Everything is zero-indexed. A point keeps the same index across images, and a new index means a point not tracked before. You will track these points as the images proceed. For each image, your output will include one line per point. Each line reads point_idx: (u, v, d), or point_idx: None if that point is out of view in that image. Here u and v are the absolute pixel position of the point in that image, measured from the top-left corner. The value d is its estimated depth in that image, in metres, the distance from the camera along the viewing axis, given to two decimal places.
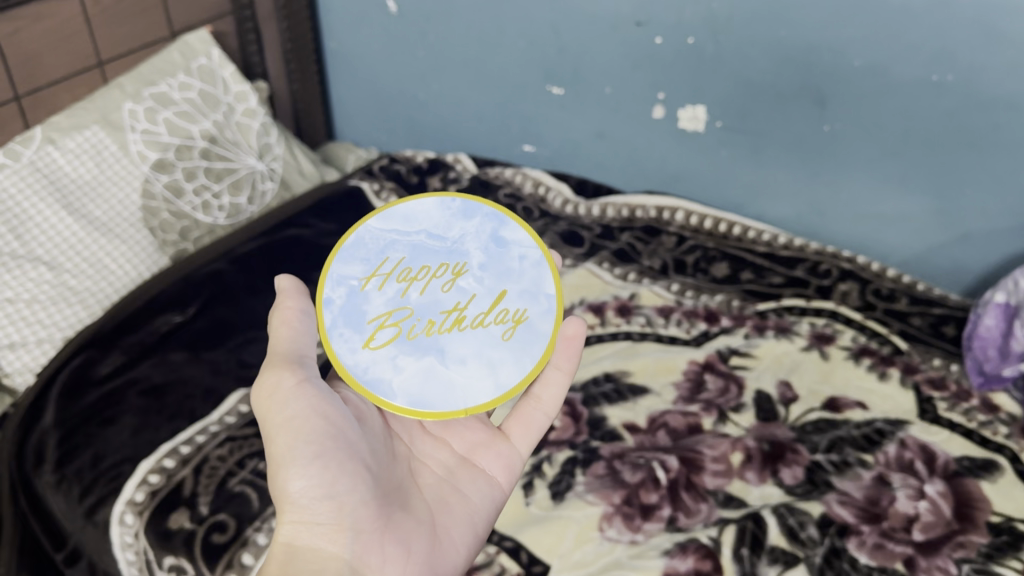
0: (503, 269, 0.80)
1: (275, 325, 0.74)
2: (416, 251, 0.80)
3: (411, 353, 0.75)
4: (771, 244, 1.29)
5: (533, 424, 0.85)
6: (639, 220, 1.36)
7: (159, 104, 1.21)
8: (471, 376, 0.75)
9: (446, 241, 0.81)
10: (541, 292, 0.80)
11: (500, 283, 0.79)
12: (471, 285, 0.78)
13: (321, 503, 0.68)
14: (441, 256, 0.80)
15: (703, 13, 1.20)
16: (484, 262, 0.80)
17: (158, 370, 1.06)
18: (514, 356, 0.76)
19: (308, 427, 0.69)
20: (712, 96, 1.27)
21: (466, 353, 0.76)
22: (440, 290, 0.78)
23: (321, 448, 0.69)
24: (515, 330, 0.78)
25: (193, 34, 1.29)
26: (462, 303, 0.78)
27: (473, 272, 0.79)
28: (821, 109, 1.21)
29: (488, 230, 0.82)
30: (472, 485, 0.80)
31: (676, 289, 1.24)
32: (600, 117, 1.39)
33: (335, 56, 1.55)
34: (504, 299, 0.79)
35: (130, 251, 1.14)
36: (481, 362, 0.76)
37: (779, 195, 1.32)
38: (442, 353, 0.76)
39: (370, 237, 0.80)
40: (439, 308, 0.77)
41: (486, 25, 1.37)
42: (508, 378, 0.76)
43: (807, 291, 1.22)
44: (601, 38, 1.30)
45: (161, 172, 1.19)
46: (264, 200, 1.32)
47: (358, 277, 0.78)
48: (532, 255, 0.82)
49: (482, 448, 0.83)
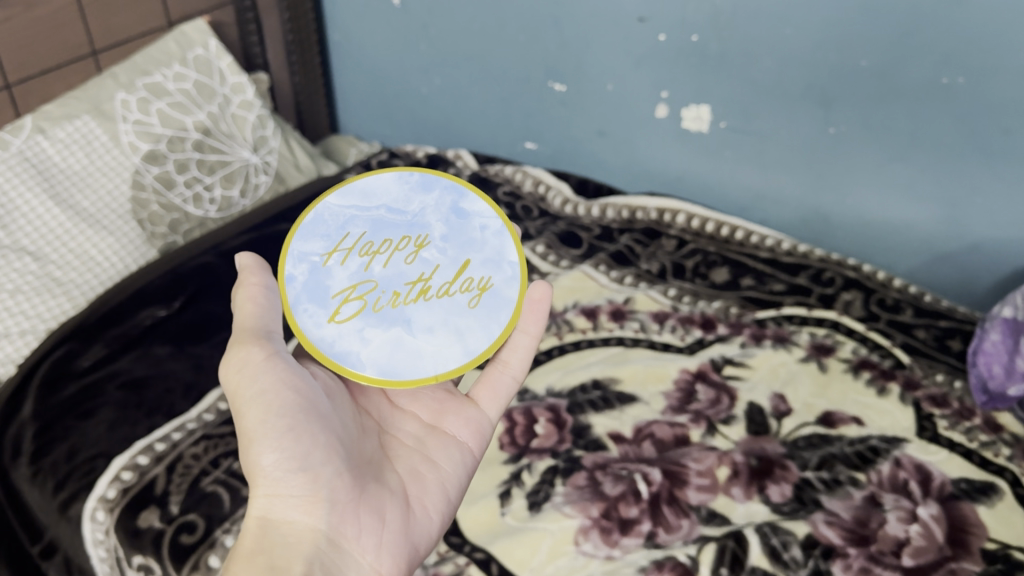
0: (466, 239, 0.79)
1: (238, 302, 0.71)
2: (377, 224, 0.77)
3: (377, 325, 0.74)
4: (774, 249, 1.25)
5: (500, 390, 0.83)
6: (639, 222, 1.32)
7: (153, 94, 1.20)
8: (439, 345, 0.74)
9: (407, 215, 0.79)
10: (504, 260, 0.79)
11: (463, 252, 0.78)
12: (435, 256, 0.77)
13: (296, 477, 0.66)
14: (402, 228, 0.78)
15: (708, 10, 1.16)
16: (447, 233, 0.79)
17: (139, 364, 1.05)
18: (481, 324, 0.76)
19: (279, 401, 0.67)
20: (716, 96, 1.23)
21: (433, 322, 0.75)
22: (403, 262, 0.76)
23: (293, 421, 0.67)
24: (481, 298, 0.77)
25: (190, 24, 1.28)
26: (428, 274, 0.76)
27: (435, 244, 0.78)
28: (826, 111, 1.16)
29: (448, 201, 0.80)
30: (443, 454, 0.78)
31: (672, 294, 1.21)
32: (601, 116, 1.35)
33: (338, 48, 1.53)
34: (468, 268, 0.78)
35: (118, 243, 1.13)
36: (449, 330, 0.75)
37: (783, 200, 1.27)
38: (408, 324, 0.75)
39: (328, 212, 0.77)
40: (404, 279, 0.76)
41: (488, 19, 1.35)
42: (476, 344, 0.75)
43: (809, 299, 1.18)
44: (603, 34, 1.26)
45: (152, 163, 1.18)
46: (256, 193, 1.30)
47: (319, 253, 0.76)
48: (493, 224, 0.80)
49: (450, 415, 0.81)
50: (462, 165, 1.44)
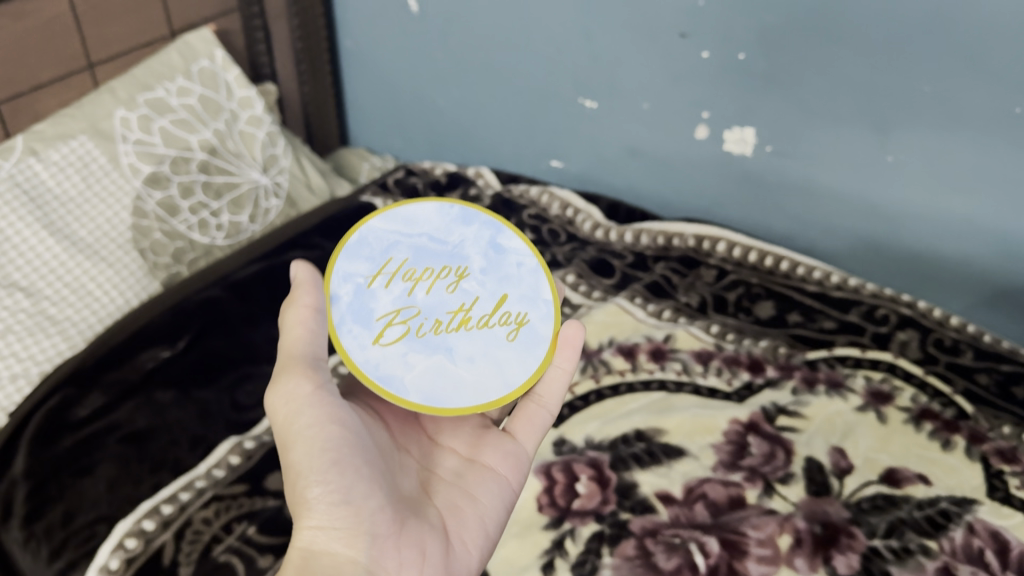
0: (503, 274, 0.75)
1: (286, 327, 0.66)
2: (419, 252, 0.74)
3: (420, 352, 0.69)
4: (822, 282, 1.17)
5: (537, 421, 0.79)
6: (676, 249, 1.24)
7: (155, 111, 1.11)
8: (480, 374, 0.70)
9: (448, 246, 0.75)
10: (540, 297, 0.75)
11: (501, 286, 0.74)
12: (475, 287, 0.73)
13: (340, 510, 0.61)
14: (443, 258, 0.74)
15: (756, 27, 1.07)
16: (484, 266, 0.75)
17: (142, 412, 0.96)
18: (519, 357, 0.72)
19: (324, 433, 0.63)
20: (762, 118, 1.14)
21: (474, 352, 0.70)
22: (444, 291, 0.72)
23: (338, 455, 0.62)
24: (519, 332, 0.73)
25: (194, 34, 1.18)
26: (469, 304, 0.72)
27: (476, 276, 0.74)
28: (883, 138, 1.08)
29: (486, 236, 0.77)
30: (482, 488, 0.72)
31: (715, 331, 1.12)
32: (635, 135, 1.26)
33: (349, 56, 1.44)
34: (506, 302, 0.74)
35: (118, 276, 1.04)
36: (489, 361, 0.71)
37: (832, 229, 1.19)
38: (450, 352, 0.70)
39: (373, 235, 0.74)
40: (445, 308, 0.71)
41: (514, 30, 1.25)
42: (516, 377, 0.71)
43: (862, 339, 1.10)
44: (639, 49, 1.17)
45: (154, 187, 1.09)
46: (267, 218, 1.20)
47: (363, 274, 0.71)
48: (530, 262, 0.77)
49: (488, 446, 0.76)
50: (483, 183, 1.36)
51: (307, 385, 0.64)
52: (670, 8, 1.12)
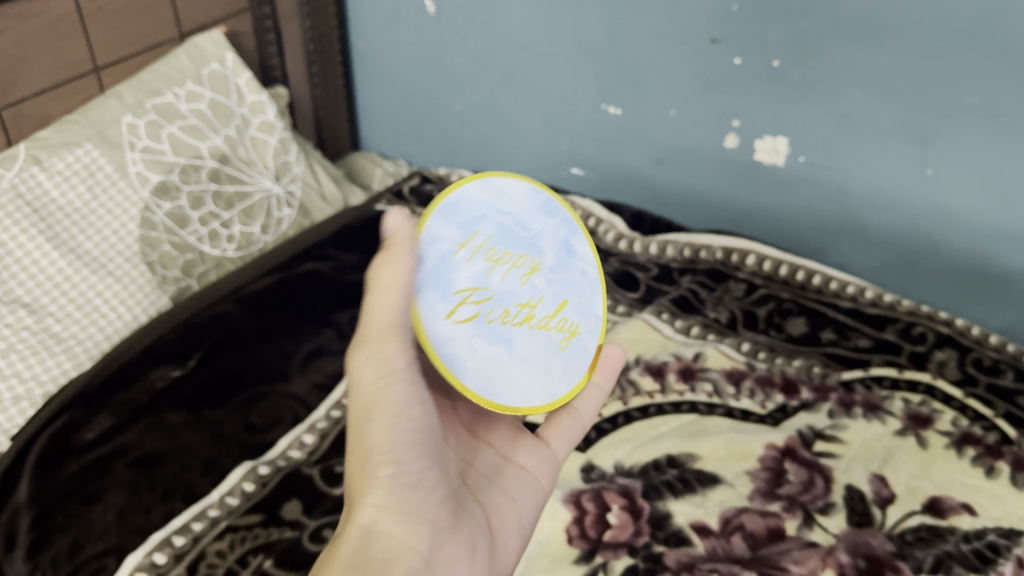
0: (568, 278, 0.68)
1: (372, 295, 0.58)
2: (505, 232, 0.64)
3: (487, 339, 0.62)
4: (856, 298, 1.13)
5: (570, 434, 0.76)
6: (703, 262, 1.20)
7: (164, 117, 1.07)
8: (532, 376, 0.64)
9: (528, 234, 0.66)
10: (592, 312, 0.69)
11: (565, 289, 0.67)
12: (544, 286, 0.66)
13: (410, 496, 0.57)
14: (522, 245, 0.65)
15: (791, 32, 1.03)
16: (555, 265, 0.67)
17: (151, 435, 0.92)
18: (566, 369, 0.67)
19: (407, 414, 0.58)
20: (795, 128, 1.10)
21: (532, 352, 0.64)
22: (518, 281, 0.64)
23: (418, 440, 0.58)
24: (569, 342, 0.67)
25: (205, 36, 1.14)
26: (535, 302, 0.65)
27: (546, 273, 0.66)
28: (923, 149, 1.03)
29: (562, 236, 0.69)
30: (520, 489, 0.70)
31: (746, 349, 1.08)
32: (660, 143, 1.22)
33: (363, 58, 1.39)
34: (567, 306, 0.67)
35: (126, 290, 0.99)
36: (540, 365, 0.65)
37: (866, 243, 1.15)
38: (510, 345, 0.63)
39: (466, 200, 0.63)
40: (516, 299, 0.63)
41: (535, 33, 1.21)
42: (561, 388, 0.66)
43: (899, 358, 1.06)
44: (667, 54, 1.13)
45: (163, 197, 1.04)
46: (280, 229, 1.15)
47: (450, 240, 0.61)
48: (591, 271, 0.70)
49: (523, 447, 0.73)
50: None
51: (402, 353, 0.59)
52: (700, 13, 1.07)
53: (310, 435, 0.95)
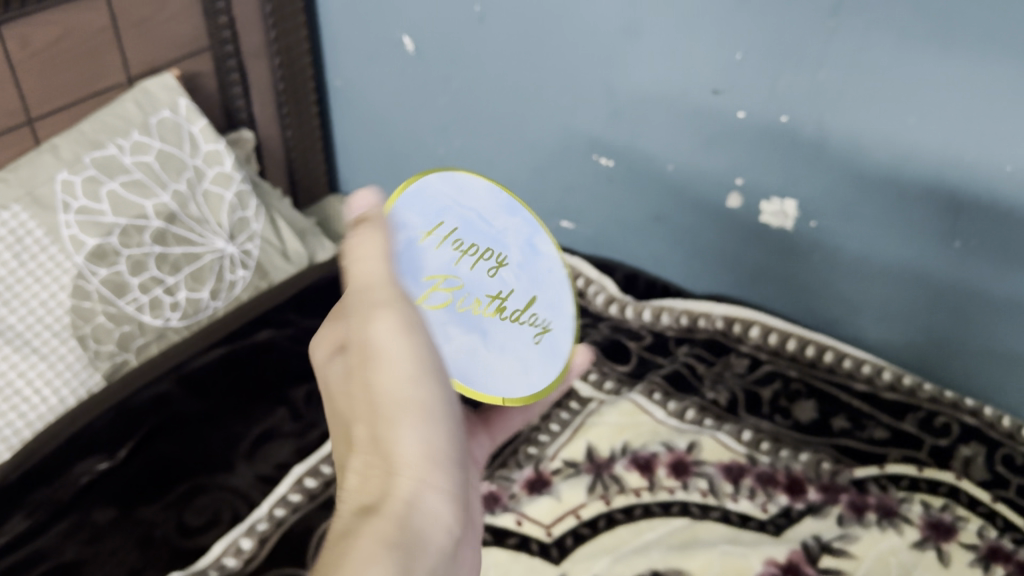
0: (537, 275, 0.65)
1: (352, 249, 0.55)
2: (471, 224, 0.61)
3: (449, 327, 0.58)
4: (873, 380, 1.01)
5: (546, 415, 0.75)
6: (701, 332, 1.09)
7: (104, 173, 0.96)
8: (508, 367, 0.61)
9: (491, 226, 0.62)
10: (564, 309, 0.66)
11: (533, 287, 0.64)
12: (512, 279, 0.62)
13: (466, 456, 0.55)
14: (486, 239, 0.62)
15: (803, 84, 0.92)
16: (523, 261, 0.64)
17: (72, 540, 0.81)
18: (541, 362, 0.63)
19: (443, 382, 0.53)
20: (806, 189, 0.98)
21: (504, 342, 0.61)
22: (486, 272, 0.61)
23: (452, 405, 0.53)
24: (542, 336, 0.64)
25: (156, 80, 1.04)
26: (505, 294, 0.61)
27: (513, 267, 0.63)
28: (953, 221, 0.91)
29: (525, 233, 0.65)
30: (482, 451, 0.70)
31: (747, 439, 0.96)
32: (657, 197, 1.10)
33: (340, 96, 1.29)
34: (535, 303, 0.64)
35: (54, 370, 0.90)
36: (517, 358, 0.62)
37: (886, 317, 1.02)
38: (483, 335, 0.60)
39: (430, 187, 0.60)
40: (485, 291, 0.60)
41: (522, 76, 1.10)
42: (536, 380, 0.62)
43: (919, 455, 0.94)
44: (665, 104, 1.02)
45: (99, 262, 0.94)
46: (232, 293, 1.05)
47: (416, 227, 0.58)
48: (558, 271, 0.67)
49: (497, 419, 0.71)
50: None
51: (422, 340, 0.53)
52: (702, 61, 0.96)
53: (248, 539, 0.83)
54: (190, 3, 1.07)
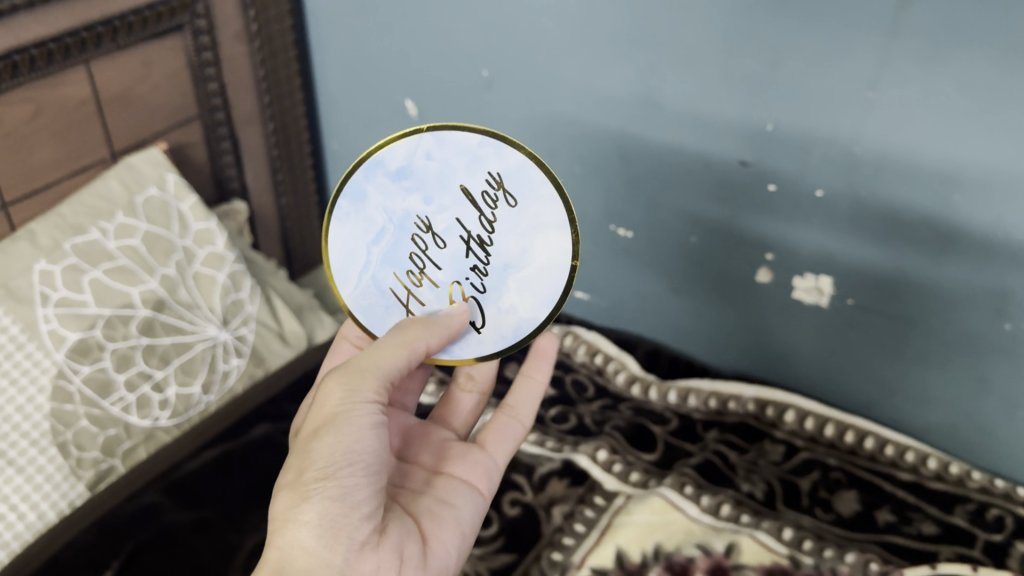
0: (435, 177, 0.64)
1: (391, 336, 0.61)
2: (388, 254, 0.66)
3: (502, 292, 0.66)
4: (917, 468, 0.94)
5: (509, 434, 0.73)
6: (732, 415, 1.02)
7: (86, 260, 0.88)
8: (542, 245, 0.64)
9: (385, 230, 0.66)
10: (475, 150, 0.63)
11: (450, 188, 0.63)
12: (447, 216, 0.64)
13: (365, 503, 0.56)
14: (402, 240, 0.65)
15: (839, 157, 0.84)
16: (418, 189, 0.64)
17: None
18: (537, 202, 0.64)
19: (353, 439, 0.57)
20: (842, 268, 0.92)
21: (519, 244, 0.64)
22: (439, 247, 0.65)
23: (358, 462, 0.56)
24: (502, 191, 0.63)
25: (142, 154, 0.97)
26: (464, 225, 0.64)
27: (430, 211, 0.64)
28: (1003, 303, 0.84)
29: (383, 179, 0.65)
30: (459, 492, 0.67)
31: (789, 537, 0.86)
32: (677, 272, 1.04)
33: (338, 159, 1.23)
34: (472, 190, 0.63)
35: (31, 481, 0.81)
36: (530, 227, 0.64)
37: (928, 401, 0.96)
38: (508, 265, 0.65)
39: (362, 297, 0.68)
40: (463, 260, 0.65)
41: (532, 146, 1.04)
42: (552, 212, 0.64)
43: (973, 552, 0.85)
44: (688, 177, 0.95)
45: (81, 359, 0.85)
46: (225, 385, 0.97)
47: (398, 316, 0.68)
48: (427, 141, 0.64)
49: (456, 458, 0.70)
50: None
51: (368, 397, 0.59)
52: (727, 135, 0.90)
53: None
54: (176, 70, 1.00)
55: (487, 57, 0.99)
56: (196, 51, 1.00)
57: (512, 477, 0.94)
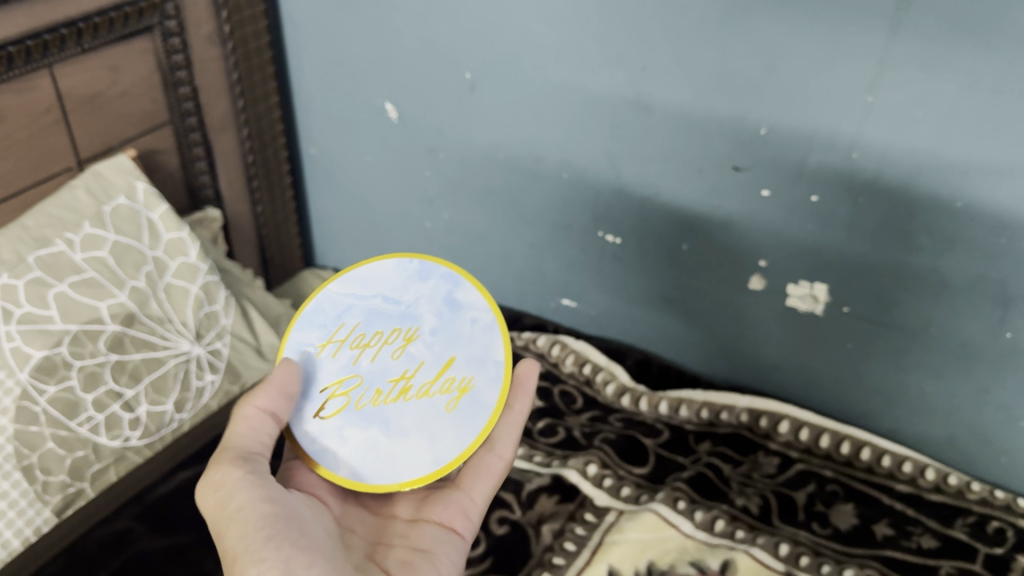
0: (456, 334, 0.67)
1: (231, 424, 0.63)
2: (370, 317, 0.68)
3: (359, 423, 0.65)
4: (914, 480, 0.92)
5: (486, 472, 0.71)
6: (724, 426, 1.00)
7: (51, 273, 0.83)
8: (412, 447, 0.64)
9: (399, 303, 0.68)
10: (490, 360, 0.67)
11: (451, 348, 0.67)
12: (422, 351, 0.66)
13: (308, 563, 0.56)
14: (394, 320, 0.67)
15: (835, 163, 0.82)
16: (434, 325, 0.67)
17: None
18: (454, 430, 0.65)
19: (251, 514, 0.57)
20: (838, 275, 0.89)
21: (409, 425, 0.65)
22: (389, 356, 0.66)
23: (270, 531, 0.56)
24: (459, 402, 0.65)
25: (110, 161, 0.92)
26: (417, 368, 0.66)
27: (425, 338, 0.67)
28: (1003, 311, 0.82)
29: (444, 291, 0.69)
30: (429, 535, 0.66)
31: (785, 553, 0.84)
32: (667, 279, 1.02)
33: (315, 164, 1.19)
34: (453, 364, 0.66)
35: None
36: (422, 434, 0.64)
37: (925, 411, 0.94)
38: (385, 425, 0.65)
39: (328, 299, 0.69)
40: (387, 376, 0.66)
41: (518, 149, 1.01)
42: (445, 454, 0.64)
43: (973, 565, 0.83)
44: (678, 182, 0.93)
45: (47, 378, 0.81)
46: (199, 403, 0.94)
47: (313, 342, 0.67)
48: (485, 318, 0.68)
49: (432, 504, 0.69)
50: None
51: (241, 475, 0.59)
52: (719, 138, 0.87)
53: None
54: (146, 74, 0.96)
55: (469, 59, 0.96)
56: (166, 53, 0.96)
57: (500, 494, 0.91)
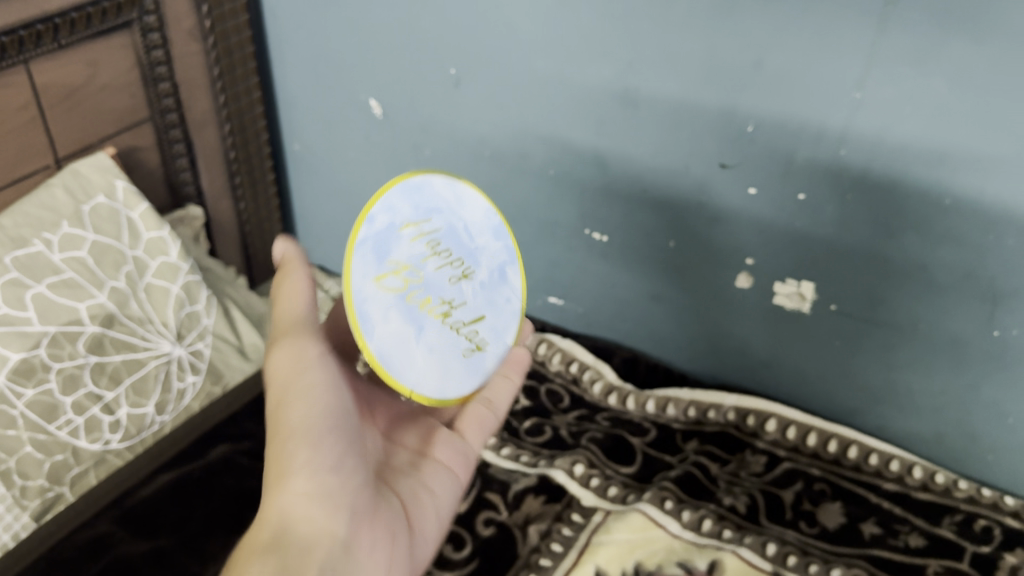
0: (494, 298, 0.67)
1: (279, 293, 0.63)
2: (449, 233, 0.64)
3: (398, 313, 0.61)
4: (902, 478, 0.92)
5: (486, 424, 0.68)
6: (711, 425, 0.99)
7: (29, 274, 0.81)
8: (429, 367, 0.62)
9: (472, 240, 0.66)
10: (505, 338, 0.68)
11: (487, 305, 0.66)
12: (467, 292, 0.65)
13: (353, 470, 0.56)
14: (461, 249, 0.65)
15: (823, 161, 0.81)
16: (485, 279, 0.66)
17: None
18: (462, 378, 0.64)
19: (321, 398, 0.57)
20: (826, 274, 0.89)
21: (436, 345, 0.63)
22: (449, 276, 0.64)
23: (331, 424, 0.57)
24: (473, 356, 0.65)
25: (88, 159, 0.91)
26: (458, 303, 0.64)
27: (475, 283, 0.65)
28: (991, 308, 0.82)
29: (501, 257, 0.68)
30: (437, 475, 0.65)
31: (772, 552, 0.83)
32: (654, 277, 1.01)
33: (299, 160, 1.18)
34: (481, 322, 0.66)
35: None
36: (441, 362, 0.63)
37: (913, 409, 0.93)
38: (416, 331, 0.62)
39: (430, 186, 0.64)
40: (439, 292, 0.63)
41: (504, 147, 1.00)
42: (450, 392, 0.63)
43: (961, 565, 0.83)
44: (665, 179, 0.92)
45: (25, 381, 0.79)
46: (180, 404, 0.93)
47: (404, 215, 0.62)
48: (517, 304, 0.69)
49: (438, 437, 0.67)
50: None
51: (312, 353, 0.59)
52: (707, 135, 0.86)
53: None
54: (125, 69, 0.95)
55: (454, 55, 0.95)
56: (146, 49, 0.95)
57: (485, 495, 0.90)
